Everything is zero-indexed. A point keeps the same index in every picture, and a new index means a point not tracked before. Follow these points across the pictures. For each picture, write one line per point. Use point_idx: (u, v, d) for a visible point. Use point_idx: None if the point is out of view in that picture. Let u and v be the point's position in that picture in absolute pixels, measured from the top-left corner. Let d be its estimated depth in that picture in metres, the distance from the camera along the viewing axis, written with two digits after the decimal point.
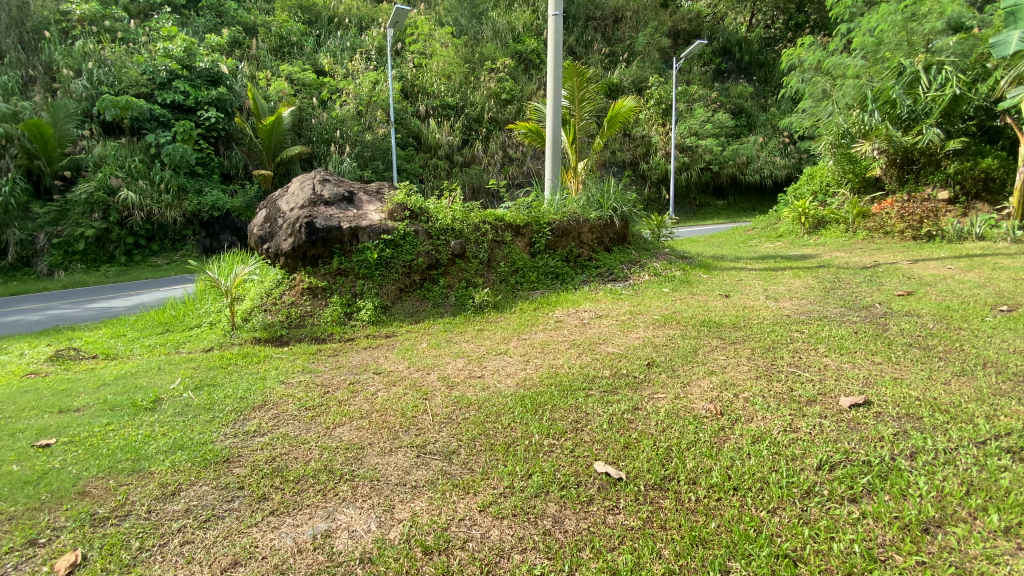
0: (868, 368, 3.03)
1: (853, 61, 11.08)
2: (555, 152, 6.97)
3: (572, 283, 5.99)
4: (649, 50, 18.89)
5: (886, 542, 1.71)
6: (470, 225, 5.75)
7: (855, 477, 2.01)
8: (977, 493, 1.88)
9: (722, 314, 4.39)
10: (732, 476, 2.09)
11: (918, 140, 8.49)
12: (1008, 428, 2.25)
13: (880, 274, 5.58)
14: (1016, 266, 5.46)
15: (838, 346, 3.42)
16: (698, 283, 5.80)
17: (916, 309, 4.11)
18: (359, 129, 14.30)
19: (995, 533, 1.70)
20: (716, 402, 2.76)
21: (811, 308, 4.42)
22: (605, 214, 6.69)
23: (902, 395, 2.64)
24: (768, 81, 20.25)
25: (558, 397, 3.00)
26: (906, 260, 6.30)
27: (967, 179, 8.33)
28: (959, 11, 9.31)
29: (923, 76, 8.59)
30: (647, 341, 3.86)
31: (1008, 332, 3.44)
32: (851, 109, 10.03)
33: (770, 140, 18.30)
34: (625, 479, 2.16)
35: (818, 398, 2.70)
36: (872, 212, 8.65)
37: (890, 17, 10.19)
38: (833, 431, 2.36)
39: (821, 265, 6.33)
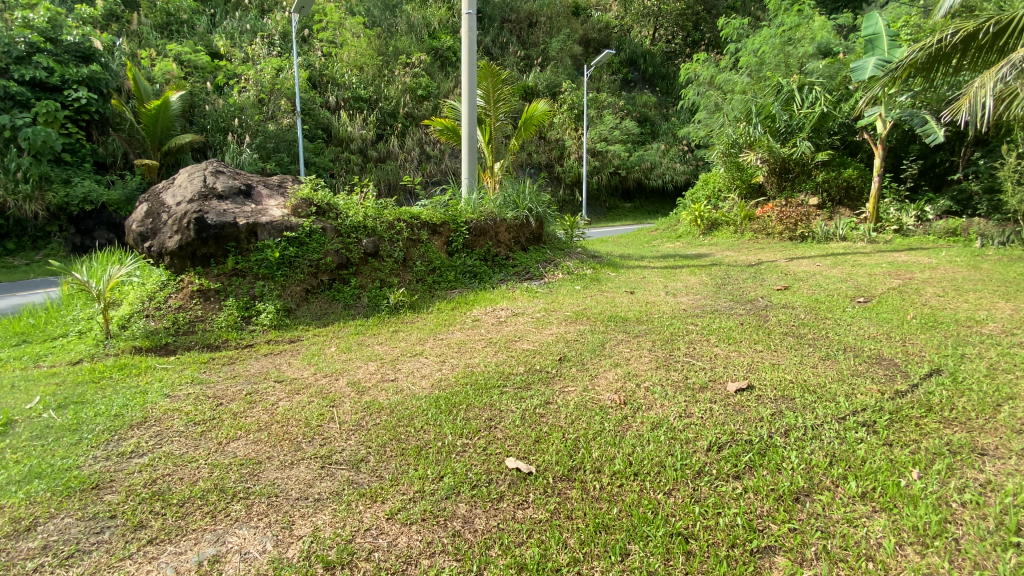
0: (751, 356, 3.34)
1: (740, 78, 12.22)
2: (471, 150, 6.92)
3: (490, 282, 6.01)
4: (562, 56, 19.49)
5: (764, 513, 1.86)
6: (384, 223, 5.54)
7: (739, 455, 2.19)
8: (839, 464, 2.10)
9: (628, 309, 4.63)
10: (633, 463, 2.19)
11: (793, 151, 9.43)
12: (863, 404, 2.57)
13: (763, 271, 6.19)
14: (869, 263, 6.31)
15: (726, 336, 3.73)
16: (607, 281, 6.06)
17: (791, 302, 4.60)
18: (261, 118, 13.32)
19: (854, 498, 1.91)
20: (620, 392, 2.89)
21: (705, 302, 4.80)
22: (521, 214, 6.78)
23: (779, 378, 2.94)
24: (669, 92, 21.70)
25: (472, 396, 2.97)
26: (784, 258, 7.05)
27: (832, 187, 9.59)
28: (827, 37, 10.61)
29: (797, 94, 9.56)
30: (559, 337, 3.96)
31: (863, 321, 3.94)
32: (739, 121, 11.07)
33: (672, 147, 19.65)
34: (535, 473, 2.18)
35: (709, 384, 2.93)
36: (757, 215, 9.58)
37: (771, 40, 11.32)
38: (722, 414, 2.56)
39: (714, 263, 6.89)
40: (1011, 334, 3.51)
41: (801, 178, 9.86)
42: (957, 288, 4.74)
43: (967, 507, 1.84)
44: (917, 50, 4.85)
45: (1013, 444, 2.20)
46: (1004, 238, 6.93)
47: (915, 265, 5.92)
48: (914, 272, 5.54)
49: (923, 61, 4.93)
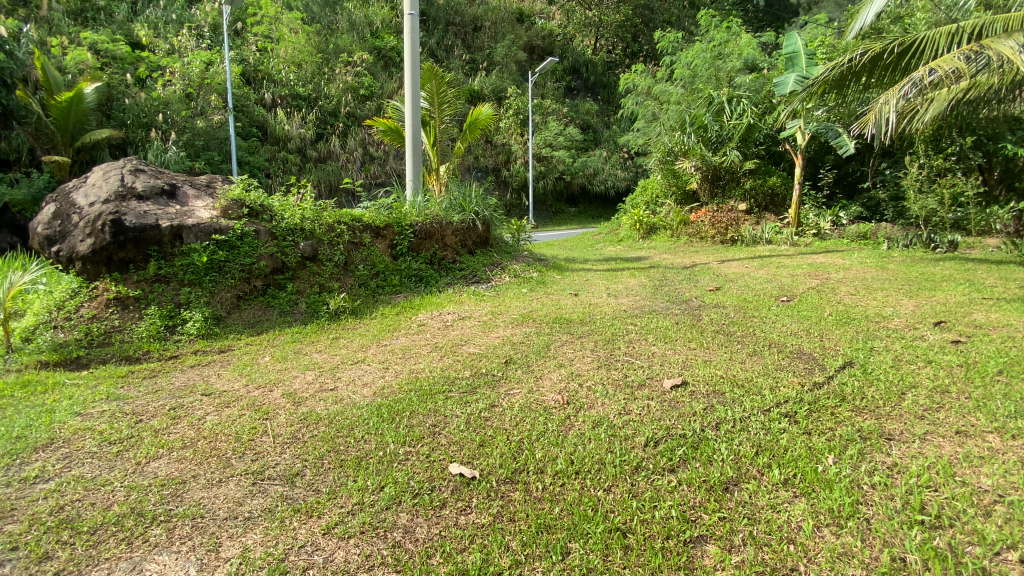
0: (686, 353, 3.49)
1: (675, 88, 12.82)
2: (416, 152, 6.82)
3: (436, 286, 5.93)
4: (507, 61, 19.66)
5: (697, 503, 1.94)
6: (323, 225, 5.33)
7: (674, 450, 2.28)
8: (764, 453, 2.23)
9: (571, 311, 4.71)
10: (575, 462, 2.23)
11: (723, 160, 10.02)
12: (785, 396, 2.76)
13: (697, 272, 6.50)
14: (791, 264, 6.78)
15: (663, 335, 3.88)
16: (552, 284, 6.15)
17: (722, 301, 4.86)
18: (189, 114, 12.51)
19: (777, 485, 2.04)
20: (563, 393, 2.93)
21: (644, 303, 4.99)
22: (467, 217, 6.74)
23: (710, 374, 3.10)
24: (610, 101, 22.39)
25: (416, 402, 2.91)
26: (716, 260, 7.44)
27: (759, 194, 10.19)
28: (753, 54, 11.35)
29: (726, 106, 10.19)
30: (505, 340, 3.96)
31: (787, 318, 4.23)
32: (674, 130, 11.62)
33: (614, 154, 20.26)
34: (478, 478, 2.17)
35: (647, 382, 3.03)
36: (691, 220, 10.06)
37: (703, 54, 11.92)
38: (659, 410, 2.65)
39: (653, 266, 7.17)
40: (912, 328, 3.87)
41: (731, 185, 10.46)
42: (867, 287, 5.18)
43: (877, 488, 1.99)
44: (830, 68, 5.26)
45: (915, 429, 2.42)
46: (907, 242, 7.59)
47: (831, 267, 6.42)
48: (830, 273, 6.00)
49: (835, 79, 5.36)
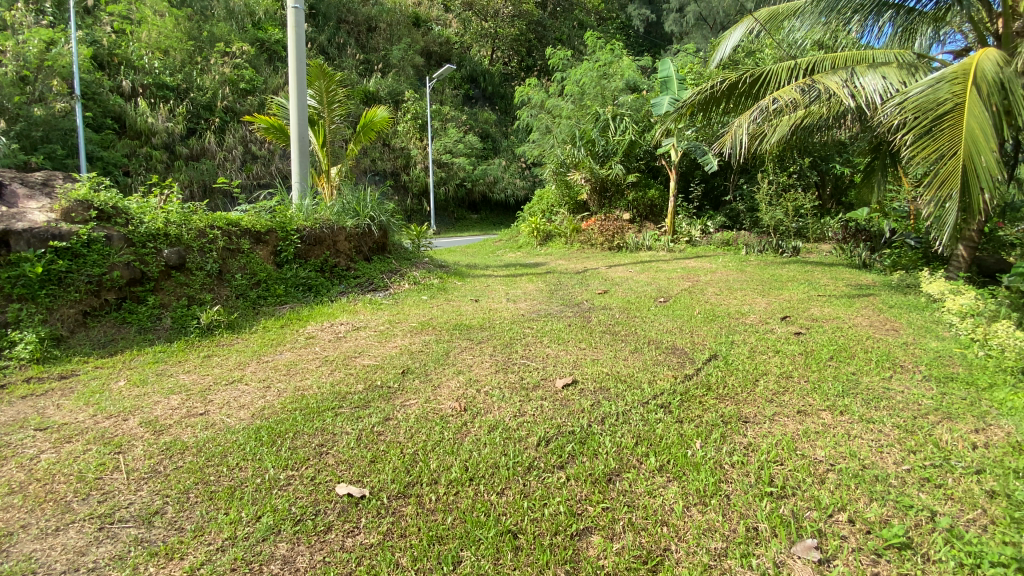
0: (576, 353, 3.66)
1: (566, 102, 13.49)
2: (303, 152, 6.41)
3: (327, 295, 5.61)
4: (404, 65, 19.32)
5: (583, 497, 2.04)
6: (192, 230, 4.79)
7: (564, 447, 2.38)
8: (643, 443, 2.41)
9: (471, 317, 4.72)
10: (469, 469, 2.22)
11: (609, 173, 10.74)
12: (662, 389, 3.01)
13: (588, 277, 6.89)
14: (668, 268, 7.45)
15: (557, 337, 4.04)
16: (453, 290, 6.12)
17: (609, 303, 5.20)
18: (22, 99, 10.63)
19: (654, 471, 2.20)
20: (461, 400, 2.92)
21: (540, 307, 5.16)
22: (361, 222, 6.47)
23: (598, 371, 3.28)
24: (507, 111, 22.93)
25: (301, 422, 2.71)
26: (604, 265, 7.94)
27: (640, 205, 11.06)
28: (634, 75, 12.35)
29: (611, 123, 10.82)
30: (402, 349, 3.86)
31: (663, 317, 4.63)
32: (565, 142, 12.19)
33: (513, 162, 20.75)
34: (368, 495, 2.07)
35: (541, 383, 3.13)
36: (583, 228, 10.62)
37: (590, 73, 12.65)
38: (551, 410, 2.75)
39: (549, 271, 7.45)
40: (764, 323, 4.44)
41: (616, 196, 11.25)
42: (729, 288, 5.85)
43: (736, 466, 2.25)
44: (696, 93, 5.85)
45: (766, 411, 2.77)
46: (761, 248, 8.73)
47: (702, 270, 7.16)
48: (700, 276, 6.68)
49: (699, 103, 5.95)
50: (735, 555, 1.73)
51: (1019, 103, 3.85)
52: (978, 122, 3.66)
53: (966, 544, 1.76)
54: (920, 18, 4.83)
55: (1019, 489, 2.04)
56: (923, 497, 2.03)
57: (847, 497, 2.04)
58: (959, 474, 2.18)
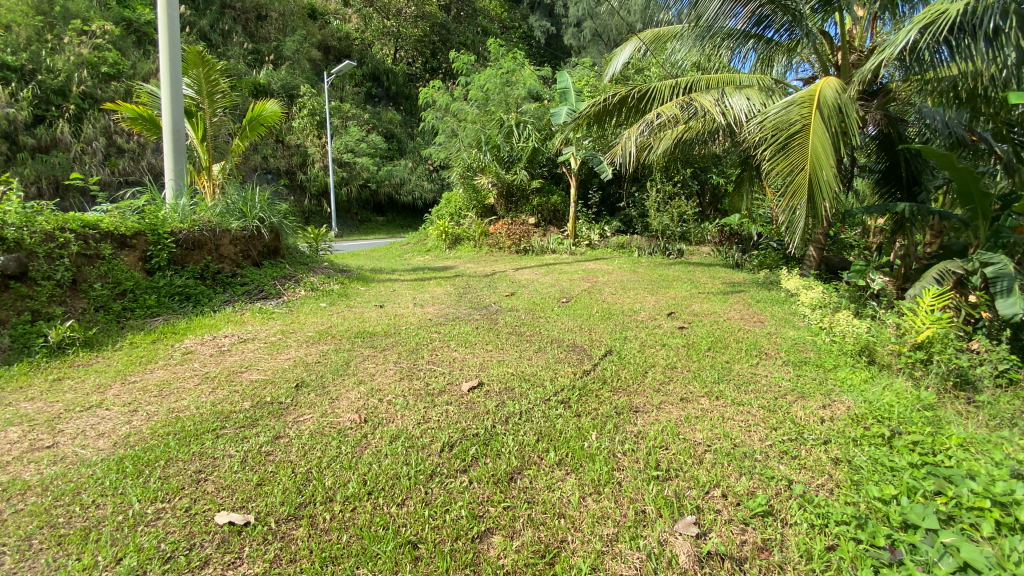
0: (482, 356, 3.69)
1: (470, 107, 13.38)
2: (178, 147, 5.79)
3: (209, 305, 5.10)
4: (298, 58, 18.17)
5: (484, 498, 2.05)
6: (36, 234, 4.04)
7: (467, 450, 2.38)
8: (545, 440, 2.48)
9: (375, 324, 4.56)
10: (368, 482, 2.14)
11: (514, 178, 10.99)
12: (562, 386, 3.12)
13: (495, 279, 6.98)
14: (571, 270, 7.77)
15: (464, 341, 4.04)
16: (355, 296, 5.87)
17: (516, 305, 5.31)
18: None
19: (553, 466, 2.28)
20: (361, 411, 2.80)
21: (448, 310, 5.12)
22: (249, 224, 5.98)
23: (503, 372, 3.33)
24: (413, 112, 22.47)
25: (174, 448, 2.43)
26: (511, 268, 8.09)
27: (544, 210, 11.45)
28: (536, 84, 12.73)
29: (515, 130, 11.05)
30: (297, 361, 3.62)
31: (565, 317, 4.82)
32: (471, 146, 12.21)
33: (420, 164, 20.31)
34: (253, 522, 1.91)
35: (446, 388, 3.10)
36: (490, 232, 10.73)
37: (493, 79, 12.80)
38: (455, 414, 2.73)
39: (457, 275, 7.43)
40: (653, 319, 4.80)
41: (521, 201, 11.56)
42: (624, 288, 6.26)
43: (627, 454, 2.39)
44: (591, 105, 6.16)
45: (654, 400, 2.99)
46: (651, 250, 9.45)
47: (600, 271, 7.57)
48: (599, 277, 7.06)
49: (594, 115, 6.28)
50: (625, 538, 1.84)
51: (850, 127, 4.55)
52: (820, 142, 4.27)
53: (816, 506, 2.03)
54: (777, 47, 5.47)
55: (855, 455, 2.40)
56: (783, 468, 2.31)
57: (722, 474, 2.26)
58: (810, 445, 2.52)
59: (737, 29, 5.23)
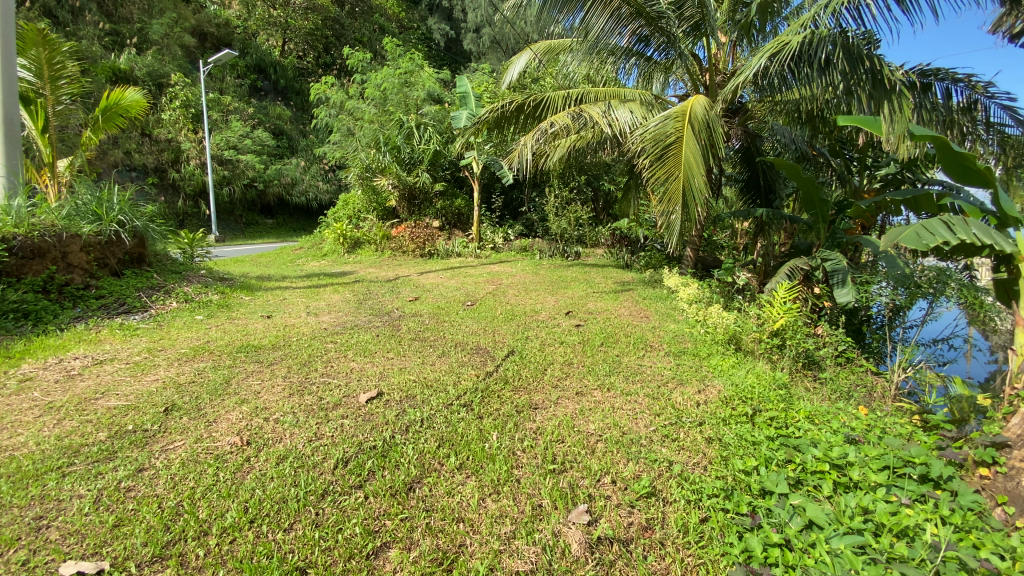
0: (382, 364, 3.58)
1: (367, 106, 13.00)
2: (10, 139, 4.92)
3: (55, 322, 4.37)
4: (169, 44, 16.26)
5: (381, 512, 1.99)
6: None
7: (363, 464, 2.29)
8: (446, 445, 2.47)
9: (262, 336, 4.23)
10: (250, 510, 1.97)
11: (415, 180, 10.79)
12: (464, 390, 3.12)
13: (398, 284, 6.82)
14: (475, 273, 7.82)
15: (362, 349, 3.88)
16: (239, 306, 5.40)
17: (419, 310, 5.22)
18: None
19: (453, 471, 2.27)
20: (244, 433, 2.58)
21: (346, 319, 4.89)
22: (106, 228, 5.25)
23: (404, 380, 3.25)
24: (304, 108, 21.06)
25: (3, 494, 2.04)
26: (415, 272, 7.96)
27: (448, 213, 11.41)
28: (436, 87, 12.64)
29: (415, 131, 10.86)
30: (167, 383, 3.23)
31: (469, 320, 4.85)
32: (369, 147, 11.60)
33: (312, 164, 19.28)
34: (108, 570, 1.68)
35: (342, 401, 2.96)
36: (392, 235, 10.48)
37: (391, 79, 12.43)
38: (351, 427, 2.62)
39: (356, 280, 7.14)
40: (552, 318, 4.99)
41: (424, 204, 11.40)
42: (526, 289, 6.44)
43: (525, 451, 2.46)
44: (489, 110, 6.25)
45: (552, 396, 3.11)
46: (551, 253, 9.85)
47: (504, 274, 7.71)
48: (503, 279, 7.20)
49: (493, 120, 6.37)
50: (521, 535, 1.90)
51: (716, 141, 5.10)
52: (691, 155, 4.73)
53: (692, 483, 2.25)
54: (656, 65, 5.94)
55: (725, 433, 2.69)
56: (665, 451, 2.53)
57: (611, 461, 2.41)
58: (688, 427, 2.78)
59: (620, 46, 5.59)
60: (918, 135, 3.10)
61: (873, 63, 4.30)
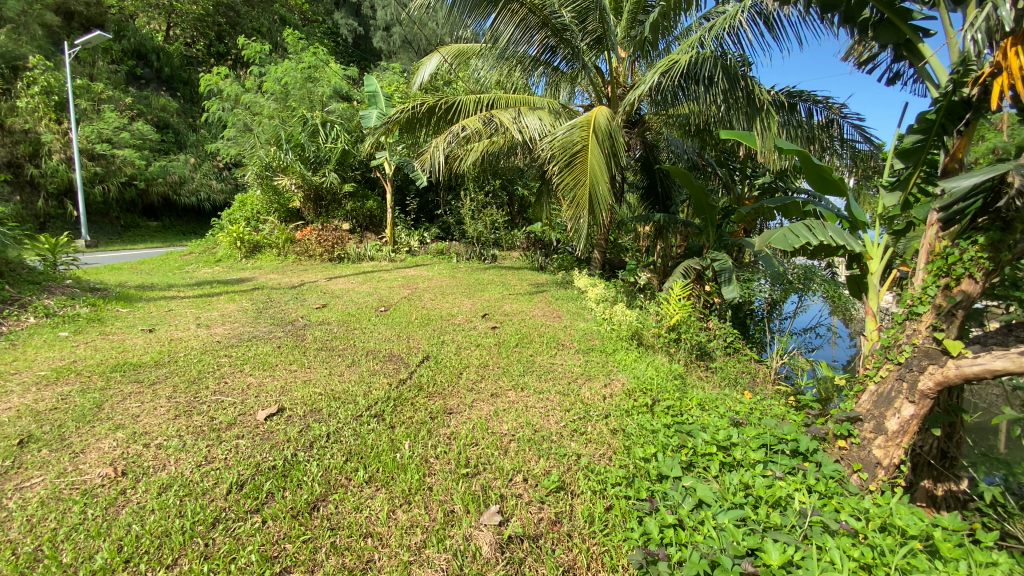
0: (284, 377, 3.37)
1: (266, 101, 12.15)
2: None
3: None
4: (23, 19, 14.07)
5: (280, 536, 1.88)
6: None
7: (261, 486, 2.14)
8: (353, 459, 2.38)
9: (142, 352, 3.80)
10: (125, 549, 1.77)
11: (322, 180, 10.26)
12: (374, 399, 3.02)
13: (303, 291, 6.46)
14: (388, 278, 7.62)
15: (261, 363, 3.62)
16: (113, 320, 4.80)
17: (326, 318, 4.97)
18: None
19: (361, 485, 2.20)
20: (118, 462, 2.30)
21: (242, 330, 4.53)
22: None
23: (308, 394, 3.08)
24: (194, 101, 19.23)
25: None
26: (323, 277, 7.58)
27: (358, 215, 11.00)
28: (343, 84, 12.12)
29: (320, 129, 10.36)
30: (23, 411, 2.79)
31: (381, 326, 4.71)
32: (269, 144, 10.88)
33: (204, 161, 17.68)
34: None
35: (237, 420, 2.74)
36: (297, 238, 9.91)
37: (293, 73, 11.72)
38: (247, 448, 2.44)
39: (256, 287, 6.65)
40: (469, 321, 5.00)
41: (332, 205, 10.90)
42: (442, 292, 6.39)
43: (438, 458, 2.44)
44: (399, 111, 6.11)
45: (467, 399, 3.12)
46: (468, 256, 9.88)
47: (419, 278, 7.59)
48: (417, 283, 7.09)
49: (404, 120, 6.23)
50: (432, 543, 1.88)
51: (618, 150, 5.41)
52: (595, 162, 4.98)
53: (597, 474, 2.37)
54: (562, 75, 6.18)
55: (628, 424, 2.87)
56: (574, 445, 2.63)
57: (523, 460, 2.47)
58: (595, 420, 2.92)
59: (529, 56, 5.74)
60: (786, 150, 3.49)
61: (747, 83, 4.79)
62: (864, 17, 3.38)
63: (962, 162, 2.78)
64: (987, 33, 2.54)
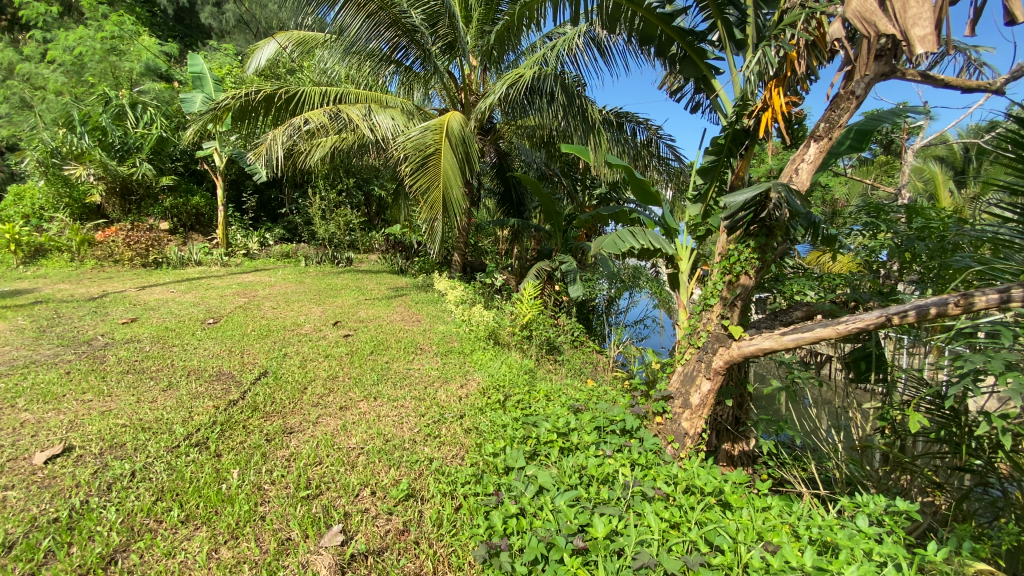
0: (75, 410, 2.79)
1: (52, 74, 9.98)
2: None
3: None
4: None
5: None
6: None
7: (36, 544, 1.75)
8: (168, 496, 2.08)
9: None
10: None
11: (132, 172, 8.74)
12: (196, 426, 2.66)
13: (106, 303, 5.41)
14: (221, 285, 6.77)
15: (41, 395, 2.94)
16: None
17: (136, 335, 4.25)
18: None
19: (175, 526, 1.92)
20: None
21: (14, 355, 3.65)
22: None
23: (109, 427, 2.60)
24: None
25: None
26: (134, 287, 6.44)
27: (182, 213, 9.59)
28: (157, 61, 10.46)
29: (128, 111, 8.85)
30: None
31: (209, 341, 4.16)
32: (57, 124, 8.92)
33: None
34: None
35: (3, 468, 2.20)
36: (98, 239, 8.27)
37: (90, 43, 9.83)
38: (19, 501, 1.98)
39: (37, 301, 5.41)
40: (317, 330, 4.68)
41: (147, 201, 9.34)
42: (286, 300, 5.88)
43: (274, 483, 2.25)
44: (230, 96, 5.44)
45: (311, 416, 2.92)
46: (318, 259, 9.35)
47: (259, 284, 6.89)
48: (257, 290, 6.42)
49: (236, 107, 5.57)
50: None
51: (471, 154, 5.53)
52: (449, 165, 5.03)
53: (447, 476, 2.40)
54: (415, 77, 6.14)
55: (480, 422, 2.96)
56: (427, 450, 2.64)
57: (371, 472, 2.39)
58: (449, 422, 2.96)
59: (379, 54, 5.60)
60: (614, 163, 3.91)
61: (584, 102, 5.27)
62: (672, 53, 3.94)
63: (744, 179, 3.43)
64: (757, 75, 3.10)
